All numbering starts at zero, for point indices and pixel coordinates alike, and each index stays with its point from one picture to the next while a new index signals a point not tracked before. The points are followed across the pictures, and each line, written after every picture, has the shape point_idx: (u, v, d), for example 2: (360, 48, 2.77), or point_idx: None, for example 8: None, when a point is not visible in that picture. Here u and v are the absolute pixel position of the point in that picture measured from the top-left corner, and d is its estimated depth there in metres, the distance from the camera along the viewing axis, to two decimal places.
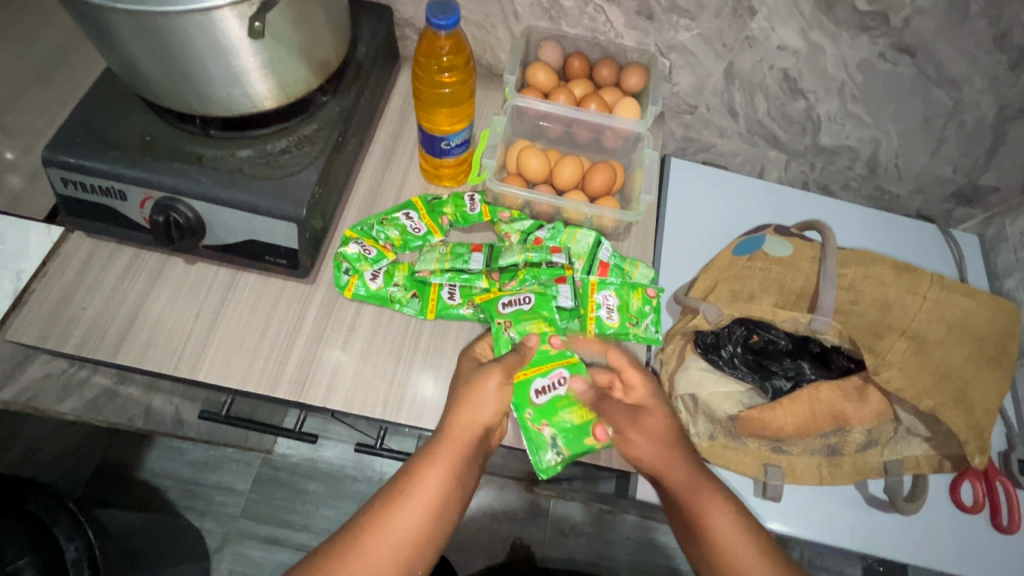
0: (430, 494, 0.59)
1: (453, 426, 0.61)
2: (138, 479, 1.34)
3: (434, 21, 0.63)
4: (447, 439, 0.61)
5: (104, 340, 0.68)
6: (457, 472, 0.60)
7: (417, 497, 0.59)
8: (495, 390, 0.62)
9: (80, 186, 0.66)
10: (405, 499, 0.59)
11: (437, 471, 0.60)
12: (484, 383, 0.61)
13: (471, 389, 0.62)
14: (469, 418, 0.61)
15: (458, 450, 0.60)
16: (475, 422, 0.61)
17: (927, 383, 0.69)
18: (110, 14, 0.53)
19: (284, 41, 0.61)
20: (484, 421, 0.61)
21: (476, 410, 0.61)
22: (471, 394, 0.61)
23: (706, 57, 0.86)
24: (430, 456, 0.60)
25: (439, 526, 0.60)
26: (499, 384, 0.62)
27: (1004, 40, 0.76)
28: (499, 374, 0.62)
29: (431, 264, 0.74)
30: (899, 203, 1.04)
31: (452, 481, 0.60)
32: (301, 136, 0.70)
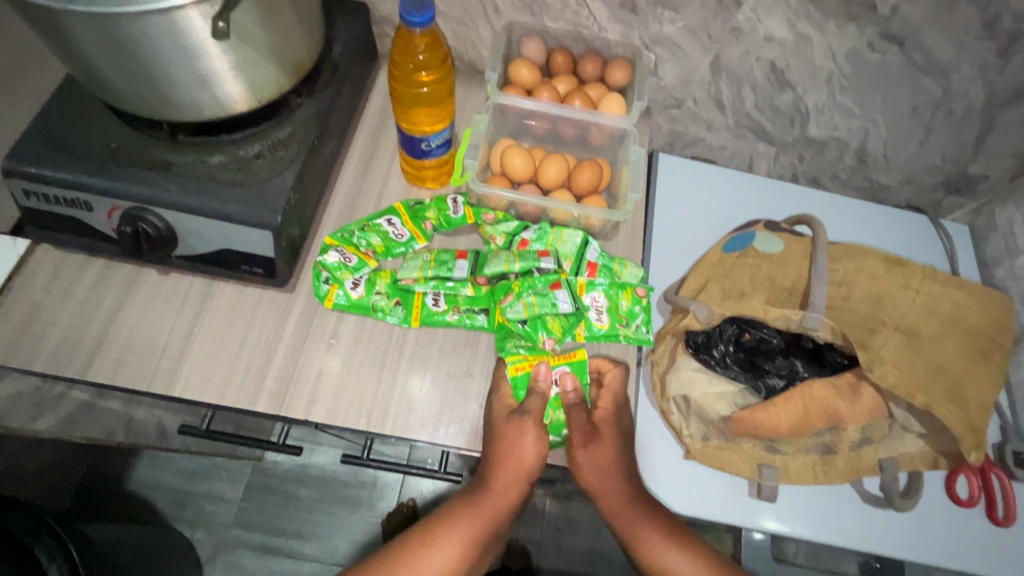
0: (463, 541, 0.59)
1: (495, 475, 0.61)
2: (125, 491, 1.32)
3: (407, 17, 0.60)
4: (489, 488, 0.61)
5: (74, 358, 0.65)
6: (493, 522, 0.61)
7: (448, 542, 0.59)
8: (534, 444, 0.61)
9: (44, 198, 0.63)
10: (433, 544, 0.59)
11: (473, 519, 0.60)
12: (524, 438, 0.61)
13: (511, 442, 0.61)
14: (514, 469, 0.61)
15: (498, 499, 0.61)
16: (518, 475, 0.61)
17: (921, 378, 0.68)
18: (64, 17, 0.51)
19: (252, 42, 0.58)
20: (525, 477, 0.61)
21: (519, 460, 0.61)
22: (512, 450, 0.61)
23: (692, 49, 0.84)
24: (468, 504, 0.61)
25: (466, 575, 0.60)
26: (537, 439, 0.62)
27: (992, 27, 0.75)
28: (534, 428, 0.62)
29: (414, 272, 0.72)
30: (890, 194, 1.03)
31: (487, 532, 0.60)
32: (275, 140, 0.68)
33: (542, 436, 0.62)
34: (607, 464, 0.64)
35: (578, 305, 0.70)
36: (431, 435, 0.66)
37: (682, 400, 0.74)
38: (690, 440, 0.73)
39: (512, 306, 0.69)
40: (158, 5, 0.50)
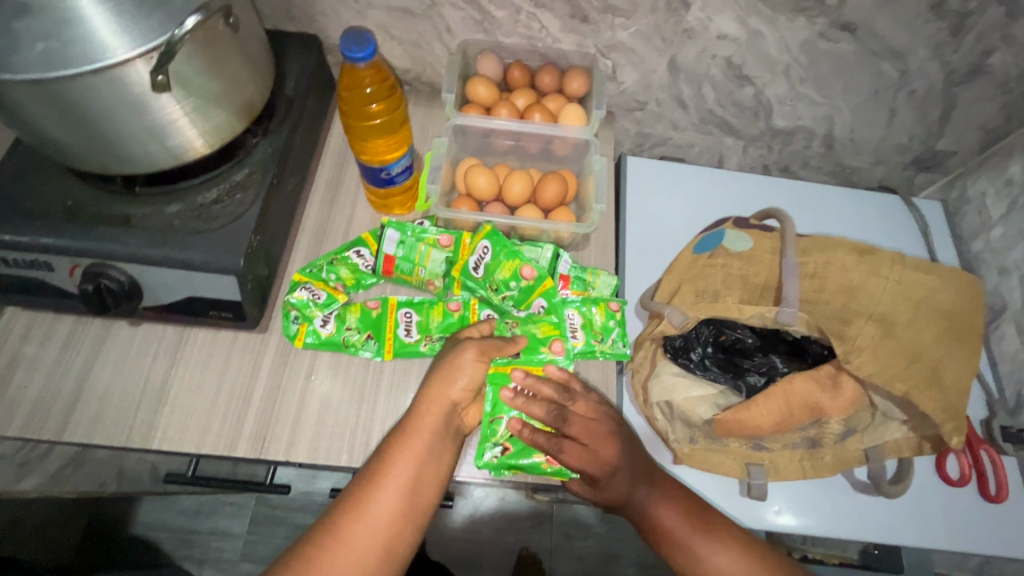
0: (408, 469, 0.55)
1: (430, 395, 0.60)
2: (130, 535, 1.31)
3: (348, 54, 0.60)
4: (424, 413, 0.59)
5: (50, 419, 0.65)
6: (434, 447, 0.58)
7: (393, 478, 0.54)
8: (472, 362, 0.62)
9: (4, 262, 0.63)
10: (380, 480, 0.54)
11: (416, 445, 0.56)
12: (461, 356, 0.62)
13: (448, 358, 0.62)
14: (442, 390, 0.60)
15: (435, 419, 0.59)
16: (449, 391, 0.61)
17: (899, 366, 0.68)
18: (1, 86, 0.50)
19: (197, 91, 0.57)
20: (455, 396, 0.61)
21: (451, 377, 0.61)
22: (448, 368, 0.61)
23: (648, 53, 0.84)
24: (406, 434, 0.57)
25: (419, 507, 0.55)
26: (475, 359, 0.62)
27: (941, 8, 0.75)
28: (475, 350, 0.63)
29: (397, 245, 0.73)
30: (861, 176, 1.03)
31: (431, 458, 0.57)
32: (233, 183, 0.67)
33: (480, 359, 0.63)
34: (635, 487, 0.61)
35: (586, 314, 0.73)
36: None
37: (666, 406, 0.74)
38: (676, 444, 0.72)
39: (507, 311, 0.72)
40: (96, 65, 0.50)
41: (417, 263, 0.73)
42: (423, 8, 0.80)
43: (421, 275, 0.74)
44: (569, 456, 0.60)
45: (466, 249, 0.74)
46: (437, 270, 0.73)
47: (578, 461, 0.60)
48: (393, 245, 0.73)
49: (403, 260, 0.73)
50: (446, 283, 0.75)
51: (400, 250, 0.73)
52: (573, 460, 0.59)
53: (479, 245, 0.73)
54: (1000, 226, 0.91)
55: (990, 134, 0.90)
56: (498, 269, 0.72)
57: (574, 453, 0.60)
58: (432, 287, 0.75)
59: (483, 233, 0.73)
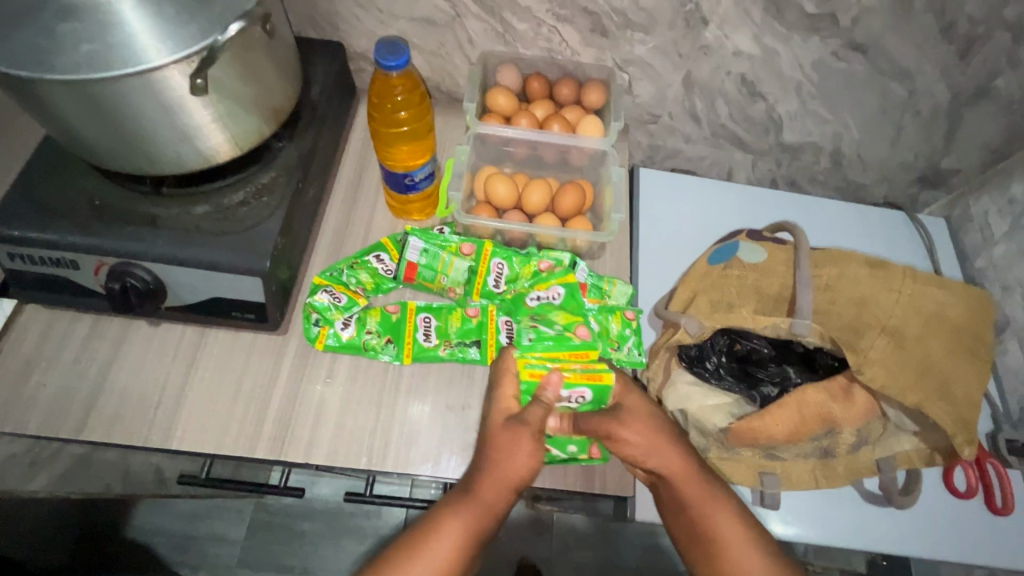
0: (450, 548, 0.54)
1: (485, 478, 0.56)
2: (126, 539, 1.29)
3: (382, 62, 0.62)
4: (481, 495, 0.56)
5: (68, 418, 0.65)
6: (483, 529, 0.55)
7: (435, 555, 0.53)
8: (528, 455, 0.57)
9: (29, 259, 0.63)
10: (421, 553, 0.53)
11: (466, 524, 0.55)
12: (517, 447, 0.57)
13: (504, 444, 0.58)
14: (504, 474, 0.57)
15: (486, 501, 0.56)
16: (507, 475, 0.57)
17: (910, 378, 0.69)
18: (41, 85, 0.51)
19: (231, 94, 0.58)
20: (514, 482, 0.57)
21: (509, 465, 0.57)
22: (505, 452, 0.57)
23: (664, 68, 0.86)
24: (456, 509, 0.55)
25: None
26: (532, 451, 0.58)
27: (950, 32, 0.77)
28: (530, 439, 0.58)
29: (420, 254, 0.74)
30: (867, 192, 1.05)
31: (476, 539, 0.55)
32: (259, 186, 0.68)
33: (538, 450, 0.58)
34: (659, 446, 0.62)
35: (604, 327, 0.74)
36: (434, 468, 0.66)
37: (681, 415, 0.75)
38: None
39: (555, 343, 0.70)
40: (137, 67, 0.51)
41: (440, 272, 0.74)
42: (446, 19, 0.82)
43: (443, 282, 0.75)
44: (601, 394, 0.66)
45: (486, 259, 0.75)
46: (460, 278, 0.74)
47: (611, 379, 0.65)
48: (416, 253, 0.74)
49: (425, 267, 0.74)
50: (468, 291, 0.75)
51: (424, 258, 0.74)
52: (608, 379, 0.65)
53: (552, 287, 0.74)
54: (1003, 244, 0.94)
55: (992, 154, 0.93)
56: (558, 312, 0.72)
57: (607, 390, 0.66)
58: (450, 295, 0.76)
59: (563, 279, 0.74)
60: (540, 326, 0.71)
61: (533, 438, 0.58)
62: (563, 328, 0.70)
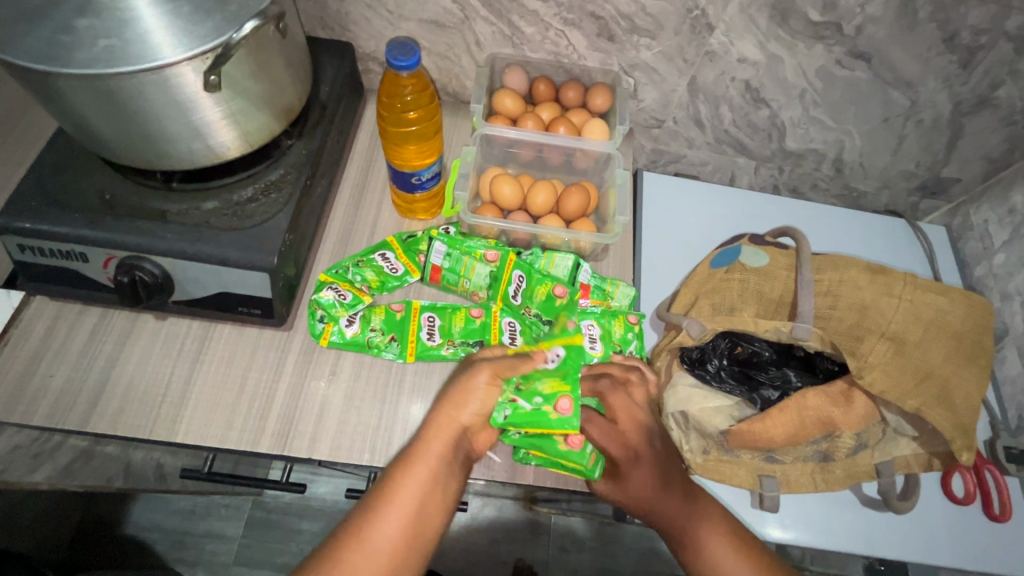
0: (411, 499, 0.52)
1: (437, 418, 0.57)
2: (123, 535, 1.29)
3: (393, 62, 0.63)
4: (433, 430, 0.56)
5: (74, 409, 0.65)
6: (442, 469, 0.55)
7: (397, 507, 0.52)
8: (485, 386, 0.59)
9: (39, 251, 0.64)
10: (384, 509, 0.52)
11: (424, 464, 0.54)
12: (475, 377, 0.58)
13: (461, 380, 0.58)
14: (455, 407, 0.58)
15: (441, 439, 0.56)
16: (460, 414, 0.58)
17: (909, 383, 0.70)
18: (58, 79, 0.52)
19: (243, 92, 0.59)
20: (465, 419, 0.58)
21: (464, 400, 0.58)
22: (461, 388, 0.58)
23: (669, 73, 0.87)
24: (413, 456, 0.55)
25: (422, 536, 0.52)
26: (490, 380, 0.59)
27: (952, 42, 0.78)
28: (490, 372, 0.59)
29: (441, 257, 0.76)
30: (868, 200, 1.06)
31: (437, 479, 0.54)
32: (268, 182, 0.69)
33: (494, 382, 0.59)
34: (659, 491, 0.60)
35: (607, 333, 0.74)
36: None
37: (681, 417, 0.75)
38: (690, 454, 0.74)
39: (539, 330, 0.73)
40: (152, 63, 0.51)
41: (462, 275, 0.76)
42: (454, 21, 0.83)
43: (465, 286, 0.76)
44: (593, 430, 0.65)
45: (509, 267, 0.75)
46: (482, 282, 0.76)
47: (602, 435, 0.64)
48: (439, 255, 0.76)
49: (449, 270, 0.76)
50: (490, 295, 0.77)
51: (447, 261, 0.76)
52: (596, 433, 0.64)
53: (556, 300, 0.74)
54: (1002, 253, 0.94)
55: (993, 164, 0.93)
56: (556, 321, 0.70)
57: (599, 427, 0.65)
58: (473, 296, 0.78)
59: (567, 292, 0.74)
60: (518, 400, 0.61)
61: (491, 377, 0.59)
62: (543, 401, 0.61)
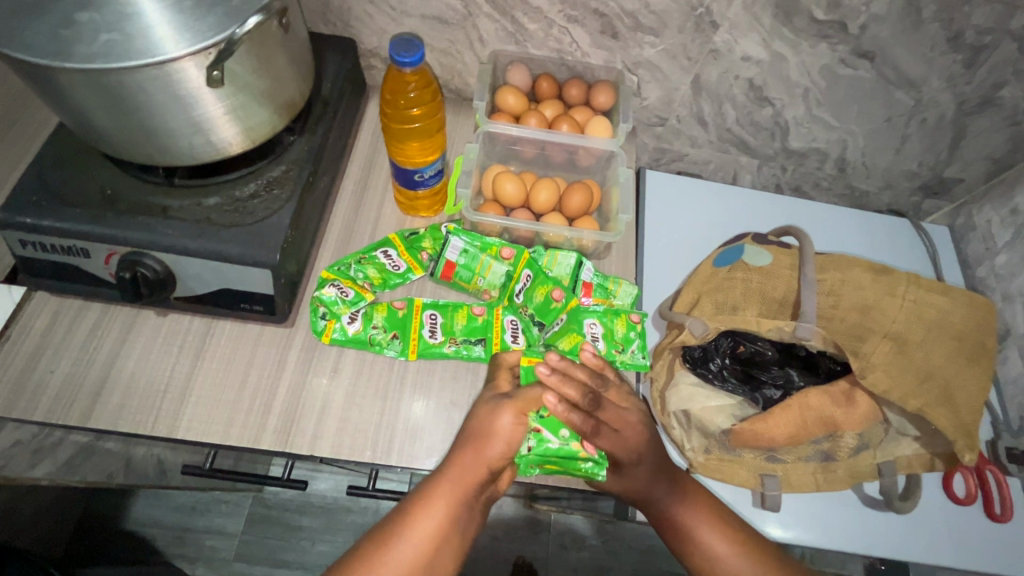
0: (425, 536, 0.54)
1: (456, 461, 0.57)
2: (123, 530, 1.29)
3: (398, 58, 0.63)
4: (454, 472, 0.56)
5: (75, 405, 0.65)
6: (461, 511, 0.55)
7: (408, 542, 0.53)
8: (510, 428, 0.57)
9: (40, 246, 0.63)
10: (397, 542, 0.53)
11: (445, 505, 0.55)
12: (498, 422, 0.57)
13: (483, 425, 0.58)
14: (482, 450, 0.57)
15: (459, 483, 0.56)
16: (484, 460, 0.57)
17: (912, 383, 0.70)
18: (60, 74, 0.51)
19: (245, 87, 0.59)
20: (489, 465, 0.57)
21: (484, 448, 0.57)
22: (481, 435, 0.57)
23: (673, 71, 0.86)
24: (434, 492, 0.55)
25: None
26: (515, 420, 0.57)
27: (957, 41, 0.78)
28: (512, 410, 0.57)
29: (457, 252, 0.75)
30: (870, 199, 1.05)
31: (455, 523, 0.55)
32: (270, 178, 0.69)
33: (520, 424, 0.57)
34: (654, 483, 0.62)
35: (608, 330, 0.74)
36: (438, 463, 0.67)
37: (683, 416, 0.75)
38: (692, 453, 0.74)
39: (531, 334, 0.73)
40: (154, 58, 0.51)
41: (477, 273, 0.75)
42: (457, 18, 0.82)
43: (479, 284, 0.76)
44: (603, 440, 0.59)
45: (523, 266, 0.75)
46: (496, 281, 0.75)
47: (609, 445, 0.59)
48: (456, 250, 0.75)
49: (463, 267, 0.75)
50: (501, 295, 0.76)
51: (462, 258, 0.75)
52: (605, 444, 0.59)
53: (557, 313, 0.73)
54: (1005, 253, 0.94)
55: (997, 164, 0.93)
56: (560, 338, 0.70)
57: (609, 438, 0.59)
58: (485, 295, 0.77)
59: (568, 308, 0.74)
60: (544, 431, 0.58)
61: (519, 411, 0.57)
62: (571, 436, 0.59)
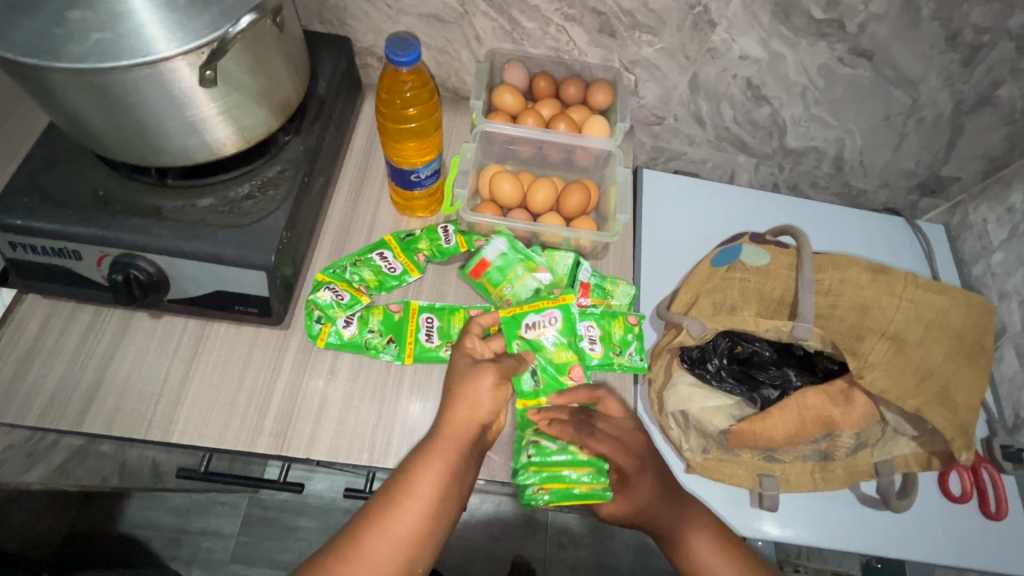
0: (429, 491, 0.56)
1: (451, 416, 0.59)
2: (118, 532, 1.28)
3: (394, 58, 0.62)
4: (448, 428, 0.59)
5: (68, 408, 0.64)
6: (457, 463, 0.57)
7: (414, 498, 0.55)
8: (490, 390, 0.60)
9: (32, 249, 0.62)
10: (401, 501, 0.55)
11: (439, 459, 0.57)
12: (480, 380, 0.60)
13: (466, 384, 0.60)
14: (469, 408, 0.59)
15: (456, 439, 0.58)
16: (474, 415, 0.59)
17: (910, 383, 0.70)
18: (51, 73, 0.50)
19: (239, 87, 0.58)
20: (480, 419, 0.59)
21: (474, 407, 0.59)
22: (467, 393, 0.60)
23: (671, 70, 0.86)
24: (429, 450, 0.57)
25: (440, 528, 0.56)
26: (496, 389, 0.60)
27: (955, 40, 0.78)
28: (494, 374, 0.60)
29: (497, 254, 0.74)
30: (867, 198, 1.06)
31: (450, 477, 0.57)
32: (265, 179, 0.68)
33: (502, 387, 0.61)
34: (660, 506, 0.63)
35: (607, 333, 0.74)
36: None
37: (681, 416, 0.75)
38: (690, 453, 0.73)
39: (520, 381, 0.66)
40: (147, 58, 0.50)
41: (507, 279, 0.73)
42: (454, 16, 0.82)
43: (505, 291, 0.73)
44: (600, 445, 0.62)
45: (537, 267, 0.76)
46: (523, 294, 0.73)
47: (608, 450, 0.62)
48: (497, 250, 0.75)
49: (496, 270, 0.74)
50: None
51: (499, 260, 0.74)
52: (605, 450, 0.62)
53: (548, 311, 0.68)
54: (1001, 251, 0.94)
55: (993, 163, 0.93)
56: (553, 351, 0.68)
57: (607, 443, 0.63)
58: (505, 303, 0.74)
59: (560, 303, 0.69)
60: (542, 441, 0.63)
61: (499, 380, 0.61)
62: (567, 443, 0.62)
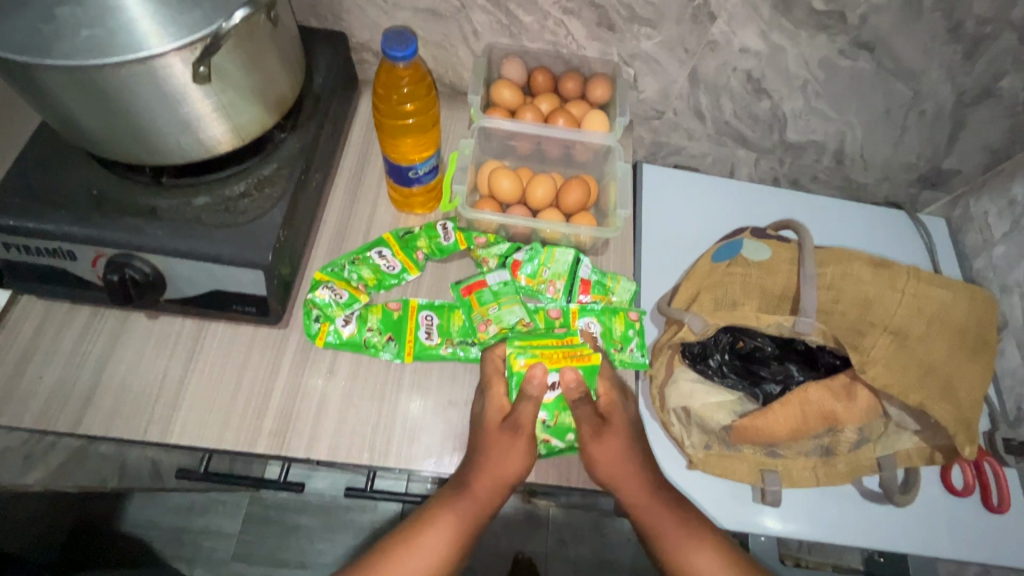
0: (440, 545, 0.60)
1: (480, 481, 0.61)
2: (119, 532, 1.28)
3: (389, 52, 0.61)
4: (475, 491, 0.61)
5: (65, 411, 0.64)
6: (471, 526, 0.61)
7: (426, 548, 0.59)
8: (520, 460, 0.61)
9: (26, 250, 0.62)
10: (412, 548, 0.59)
11: (456, 523, 0.60)
12: (512, 449, 0.61)
13: (499, 451, 0.61)
14: (497, 476, 0.61)
15: (479, 502, 0.61)
16: (501, 482, 0.61)
17: (913, 378, 0.69)
18: (42, 72, 0.50)
19: (233, 83, 0.57)
20: (506, 483, 0.61)
21: (504, 471, 0.61)
22: (498, 458, 0.61)
23: (670, 63, 0.85)
24: (449, 508, 0.61)
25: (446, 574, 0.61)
26: (525, 455, 0.62)
27: (956, 31, 0.77)
28: (527, 446, 0.61)
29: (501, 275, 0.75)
30: (868, 191, 1.05)
31: (466, 534, 0.61)
32: (261, 177, 0.67)
33: (531, 452, 0.62)
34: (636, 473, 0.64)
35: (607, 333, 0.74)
36: (436, 464, 0.66)
37: (683, 412, 0.75)
38: (691, 450, 0.73)
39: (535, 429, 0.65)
40: (138, 54, 0.49)
41: (497, 301, 0.72)
42: (450, 11, 0.81)
43: (490, 310, 0.72)
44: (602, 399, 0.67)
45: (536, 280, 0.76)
46: (504, 320, 0.72)
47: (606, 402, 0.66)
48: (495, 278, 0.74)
49: (490, 290, 0.73)
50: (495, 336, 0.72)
51: (499, 285, 0.74)
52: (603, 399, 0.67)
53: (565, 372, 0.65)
54: (1002, 245, 0.94)
55: (994, 156, 0.93)
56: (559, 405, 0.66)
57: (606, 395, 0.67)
58: (481, 329, 0.72)
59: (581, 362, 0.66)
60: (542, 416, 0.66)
61: (530, 437, 0.61)
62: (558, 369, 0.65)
